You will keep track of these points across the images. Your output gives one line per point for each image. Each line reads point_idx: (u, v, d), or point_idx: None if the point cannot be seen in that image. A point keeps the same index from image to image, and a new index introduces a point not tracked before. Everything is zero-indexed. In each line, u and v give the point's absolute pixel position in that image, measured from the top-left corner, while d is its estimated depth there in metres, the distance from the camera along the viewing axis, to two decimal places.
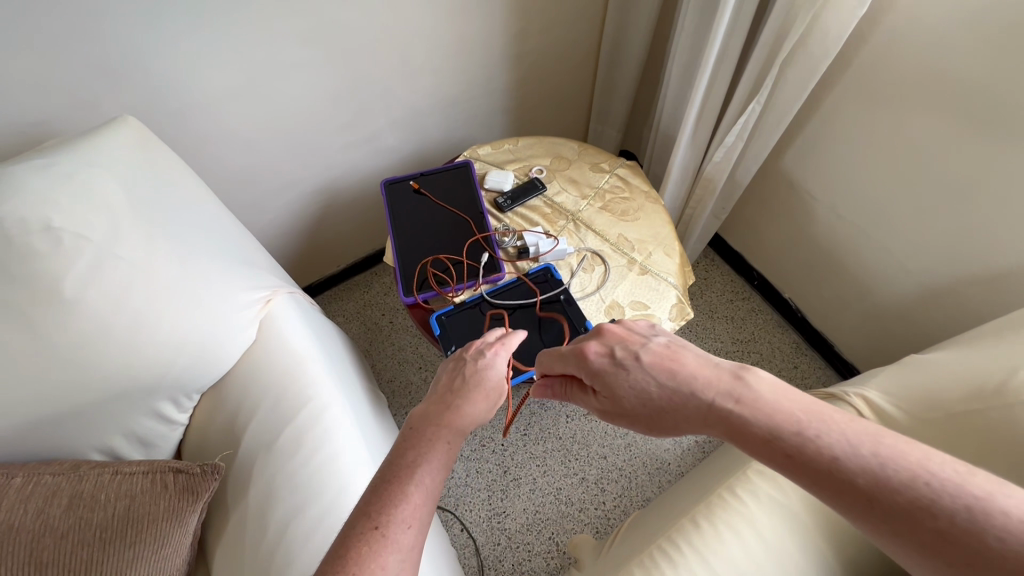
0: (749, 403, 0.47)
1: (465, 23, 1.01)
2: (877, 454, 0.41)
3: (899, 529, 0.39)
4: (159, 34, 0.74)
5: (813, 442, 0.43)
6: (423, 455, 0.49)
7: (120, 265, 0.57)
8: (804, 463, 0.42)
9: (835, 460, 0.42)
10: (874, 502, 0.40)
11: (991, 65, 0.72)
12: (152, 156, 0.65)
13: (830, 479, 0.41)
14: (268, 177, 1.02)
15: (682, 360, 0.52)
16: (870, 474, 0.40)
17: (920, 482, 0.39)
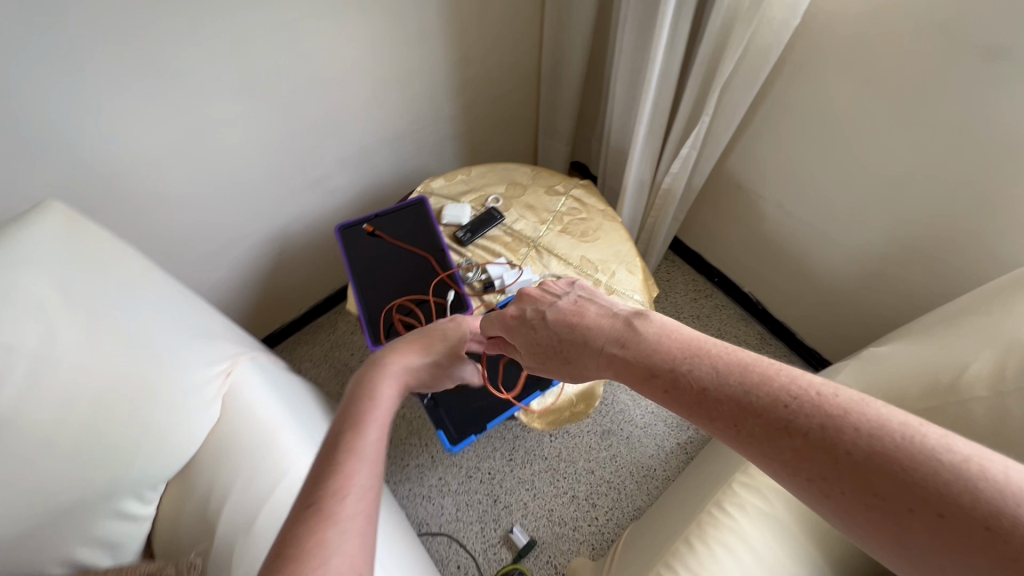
0: (636, 339, 0.48)
1: (403, 58, 1.00)
2: (759, 375, 0.39)
3: (787, 452, 0.35)
4: (78, 104, 0.70)
5: (687, 367, 0.43)
6: (382, 384, 0.51)
7: (60, 371, 0.53)
8: (678, 394, 0.42)
9: (711, 382, 0.41)
10: (754, 422, 0.37)
11: (911, 67, 0.77)
12: (83, 240, 0.60)
13: (711, 407, 0.40)
14: (214, 233, 0.98)
15: (585, 312, 0.56)
16: (746, 392, 0.38)
17: (807, 404, 0.36)
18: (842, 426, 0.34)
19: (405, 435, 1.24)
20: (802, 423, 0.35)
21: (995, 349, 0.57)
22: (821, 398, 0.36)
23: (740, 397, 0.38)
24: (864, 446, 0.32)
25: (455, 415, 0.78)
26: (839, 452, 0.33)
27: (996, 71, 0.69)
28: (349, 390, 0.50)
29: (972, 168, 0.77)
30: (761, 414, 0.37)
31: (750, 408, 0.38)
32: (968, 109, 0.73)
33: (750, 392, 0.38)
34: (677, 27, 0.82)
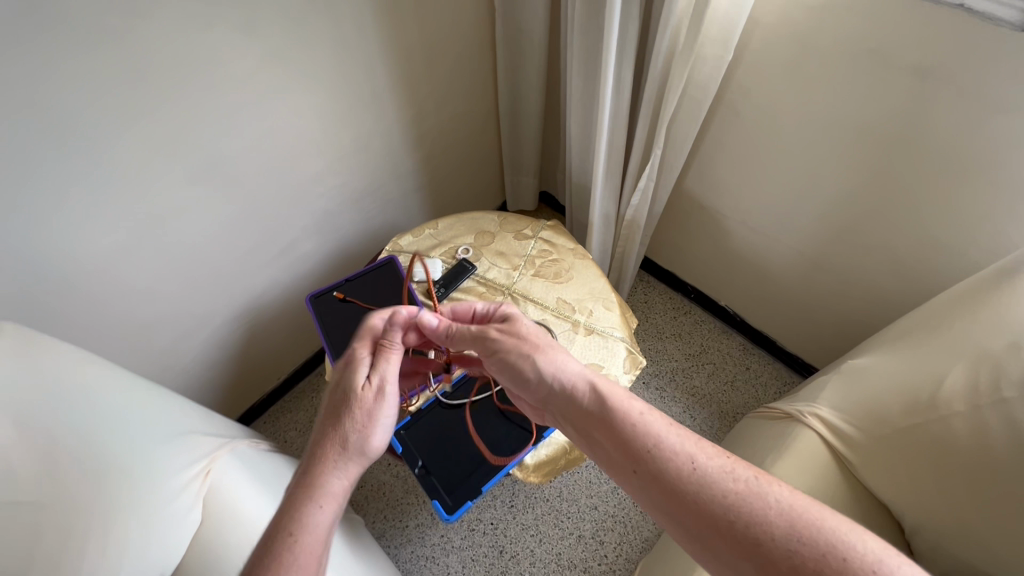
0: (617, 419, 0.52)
1: (358, 121, 1.00)
2: (728, 481, 0.45)
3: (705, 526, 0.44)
4: (19, 215, 0.68)
5: (661, 456, 0.48)
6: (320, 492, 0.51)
7: (23, 509, 0.50)
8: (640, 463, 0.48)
9: (683, 478, 0.46)
10: (715, 524, 0.43)
11: (846, 87, 0.80)
12: (35, 360, 0.58)
13: (660, 480, 0.47)
14: (180, 318, 0.95)
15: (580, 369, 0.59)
16: (709, 489, 0.45)
17: (767, 515, 0.42)
18: (795, 542, 0.40)
19: (400, 496, 1.20)
20: (762, 533, 0.41)
21: (966, 360, 0.59)
22: (779, 512, 0.42)
23: (708, 500, 0.44)
24: (808, 558, 0.40)
25: (448, 480, 0.76)
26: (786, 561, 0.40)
27: (923, 86, 0.72)
28: (283, 502, 0.51)
29: (916, 177, 0.80)
30: (725, 520, 0.43)
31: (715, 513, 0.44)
32: (904, 123, 0.77)
33: (718, 497, 0.44)
34: (622, 71, 0.84)
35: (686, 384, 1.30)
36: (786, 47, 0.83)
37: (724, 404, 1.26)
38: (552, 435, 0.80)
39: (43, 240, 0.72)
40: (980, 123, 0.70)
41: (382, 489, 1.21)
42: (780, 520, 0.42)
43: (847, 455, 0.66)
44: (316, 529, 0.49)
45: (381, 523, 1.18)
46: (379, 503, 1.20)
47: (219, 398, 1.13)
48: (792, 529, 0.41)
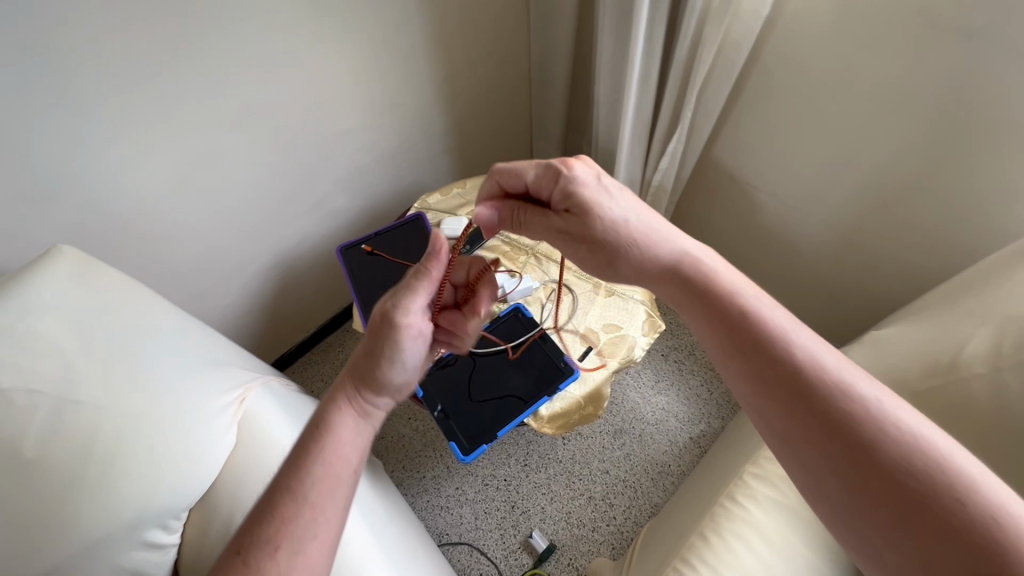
0: (756, 306, 0.49)
1: (391, 77, 1.02)
2: (846, 385, 0.42)
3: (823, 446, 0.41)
4: (76, 151, 0.73)
5: (790, 351, 0.45)
6: (343, 423, 0.50)
7: (80, 409, 0.55)
8: (779, 375, 0.45)
9: (795, 376, 0.44)
10: (822, 432, 0.41)
11: (888, 51, 0.78)
12: (92, 282, 0.62)
13: (787, 393, 0.44)
14: (217, 262, 1.00)
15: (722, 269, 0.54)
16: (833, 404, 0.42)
17: (880, 422, 0.40)
18: (893, 453, 0.39)
19: (419, 448, 1.25)
20: (875, 445, 0.39)
21: (993, 325, 0.58)
22: (903, 429, 0.40)
23: (824, 408, 0.42)
24: (915, 475, 0.38)
25: (465, 424, 0.80)
26: (892, 477, 0.38)
27: (971, 49, 0.70)
28: (307, 431, 0.49)
29: (956, 146, 0.78)
30: (843, 433, 0.40)
31: (827, 415, 0.41)
32: (948, 88, 0.74)
33: (839, 407, 0.41)
34: (654, 28, 0.83)
35: (704, 358, 1.30)
36: (828, 9, 0.81)
37: None
38: (568, 389, 0.82)
39: (96, 176, 0.77)
40: None
41: (401, 442, 1.26)
42: (896, 438, 0.39)
43: None
44: (338, 462, 0.47)
45: (399, 472, 1.23)
46: (397, 454, 1.25)
47: (251, 344, 1.18)
48: (907, 454, 0.38)
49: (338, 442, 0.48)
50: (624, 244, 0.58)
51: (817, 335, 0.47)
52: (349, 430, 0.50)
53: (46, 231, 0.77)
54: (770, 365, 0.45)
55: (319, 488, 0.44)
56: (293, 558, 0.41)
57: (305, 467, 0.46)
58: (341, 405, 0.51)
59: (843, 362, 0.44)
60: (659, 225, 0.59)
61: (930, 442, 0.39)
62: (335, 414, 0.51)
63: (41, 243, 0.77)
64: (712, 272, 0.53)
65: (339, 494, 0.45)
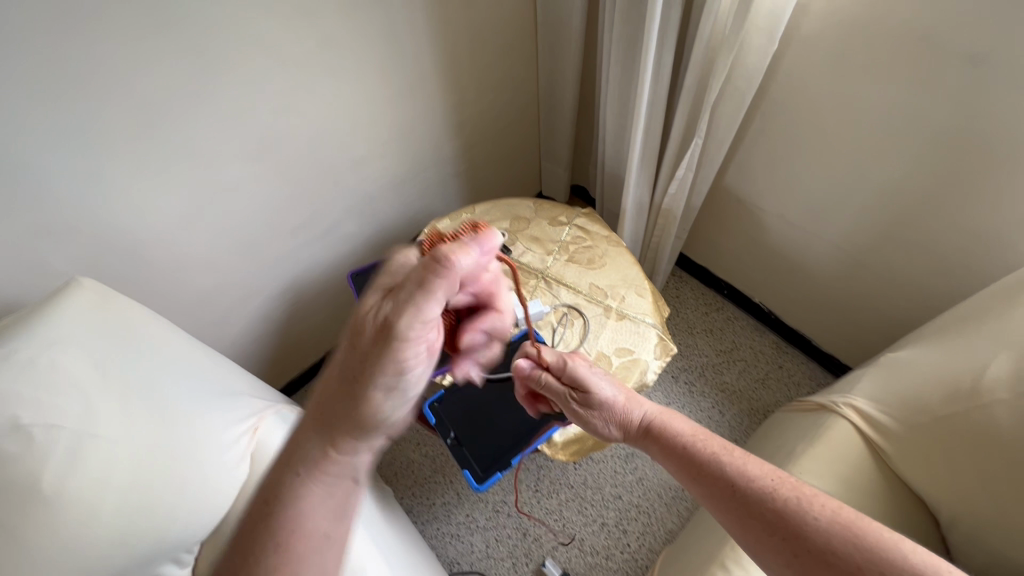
0: (708, 446, 0.57)
1: (401, 106, 1.04)
2: (762, 483, 0.51)
3: (776, 540, 0.48)
4: (100, 185, 0.75)
5: (717, 464, 0.54)
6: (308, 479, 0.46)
7: (96, 443, 0.54)
8: (717, 489, 0.53)
9: (724, 482, 0.53)
10: (763, 530, 0.49)
11: (893, 74, 0.79)
12: (111, 314, 0.62)
13: (731, 499, 0.52)
14: (233, 288, 1.01)
15: (641, 405, 0.65)
16: (767, 501, 0.50)
17: (810, 518, 0.47)
18: (782, 513, 0.48)
19: (428, 474, 1.24)
20: (805, 535, 0.47)
21: (1011, 350, 0.58)
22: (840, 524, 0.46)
23: (752, 509, 0.50)
24: (839, 551, 0.45)
25: (478, 452, 0.79)
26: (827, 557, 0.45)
27: (974, 73, 0.71)
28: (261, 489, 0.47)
29: (964, 168, 0.79)
30: (778, 527, 0.48)
31: (764, 514, 0.49)
32: (958, 112, 0.75)
33: (769, 503, 0.50)
34: (662, 58, 0.85)
35: (716, 379, 1.29)
36: (832, 39, 0.82)
37: (754, 401, 1.26)
38: None
39: (118, 209, 0.79)
40: None
41: (411, 467, 1.25)
42: (823, 523, 0.46)
43: (880, 443, 0.66)
44: (301, 525, 0.44)
45: (409, 499, 1.21)
46: (407, 480, 1.23)
47: (261, 370, 1.18)
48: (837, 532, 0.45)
49: (308, 522, 0.44)
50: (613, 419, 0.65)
51: (738, 448, 0.56)
52: (315, 494, 0.46)
53: (65, 262, 0.78)
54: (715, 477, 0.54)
55: (276, 568, 0.42)
56: None
57: (257, 545, 0.43)
58: (325, 445, 0.47)
59: (752, 459, 0.54)
60: (613, 384, 0.67)
61: (837, 511, 0.47)
62: (310, 478, 0.46)
63: (61, 273, 0.78)
64: (662, 417, 0.63)
65: (309, 571, 0.43)
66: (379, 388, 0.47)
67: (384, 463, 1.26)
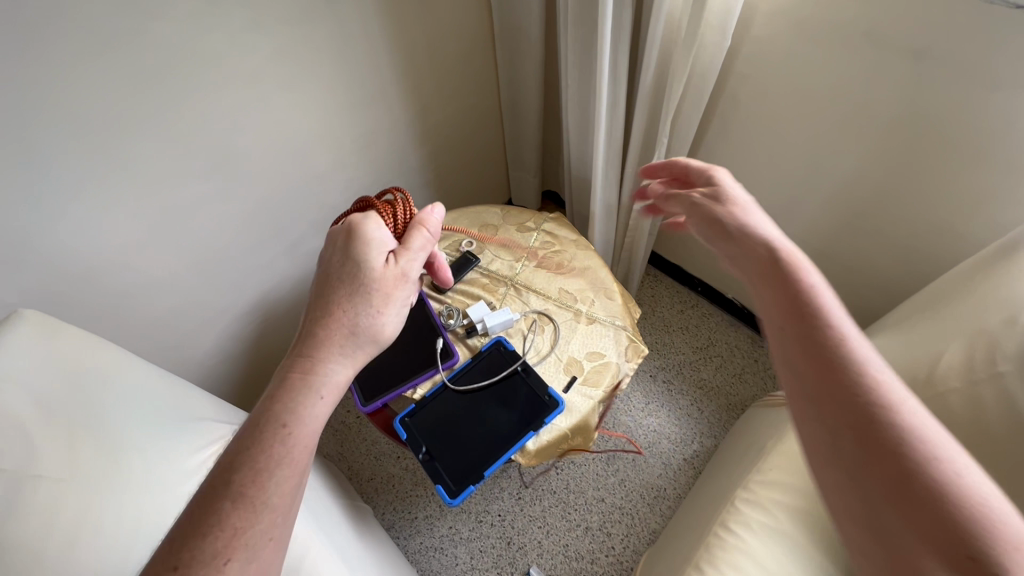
0: (820, 305, 0.45)
1: (362, 117, 1.03)
2: (862, 364, 0.42)
3: (845, 417, 0.40)
4: (46, 210, 0.72)
5: (828, 331, 0.44)
6: (313, 396, 0.50)
7: (41, 483, 0.51)
8: (809, 343, 0.44)
9: (817, 342, 0.43)
10: (829, 396, 0.41)
11: (845, 70, 0.80)
12: (55, 347, 0.60)
13: (814, 360, 0.43)
14: (196, 310, 0.99)
15: (773, 234, 0.52)
16: (855, 379, 0.41)
17: (898, 423, 0.39)
18: (875, 408, 0.40)
19: (409, 487, 1.22)
20: (875, 430, 0.39)
21: (963, 338, 0.59)
22: (930, 445, 0.38)
23: (839, 388, 0.41)
24: (913, 462, 0.38)
25: (451, 465, 0.78)
26: (889, 454, 0.38)
27: (920, 66, 0.72)
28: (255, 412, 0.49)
29: (916, 161, 0.80)
30: (867, 425, 0.39)
31: (843, 384, 0.41)
32: (908, 105, 0.76)
33: (854, 383, 0.41)
34: (618, 62, 0.85)
35: (693, 377, 1.30)
36: (782, 39, 0.84)
37: (732, 396, 1.27)
38: (554, 421, 0.81)
39: (68, 235, 0.76)
40: (976, 103, 0.70)
41: (391, 482, 1.23)
42: (905, 428, 0.39)
43: None
44: (302, 430, 0.48)
45: (390, 514, 1.20)
46: (388, 495, 1.22)
47: (232, 391, 1.16)
48: (927, 451, 0.38)
49: (308, 424, 0.49)
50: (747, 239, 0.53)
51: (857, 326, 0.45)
52: (319, 405, 0.50)
53: (12, 293, 0.75)
54: (809, 344, 0.44)
55: (286, 478, 0.45)
56: (243, 566, 0.41)
57: (265, 452, 0.46)
58: (330, 358, 0.53)
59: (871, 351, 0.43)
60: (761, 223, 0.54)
61: (924, 430, 0.39)
62: (310, 390, 0.50)
63: (8, 305, 0.75)
64: (802, 269, 0.48)
65: (298, 486, 0.47)
66: (387, 308, 0.56)
67: (363, 479, 1.24)
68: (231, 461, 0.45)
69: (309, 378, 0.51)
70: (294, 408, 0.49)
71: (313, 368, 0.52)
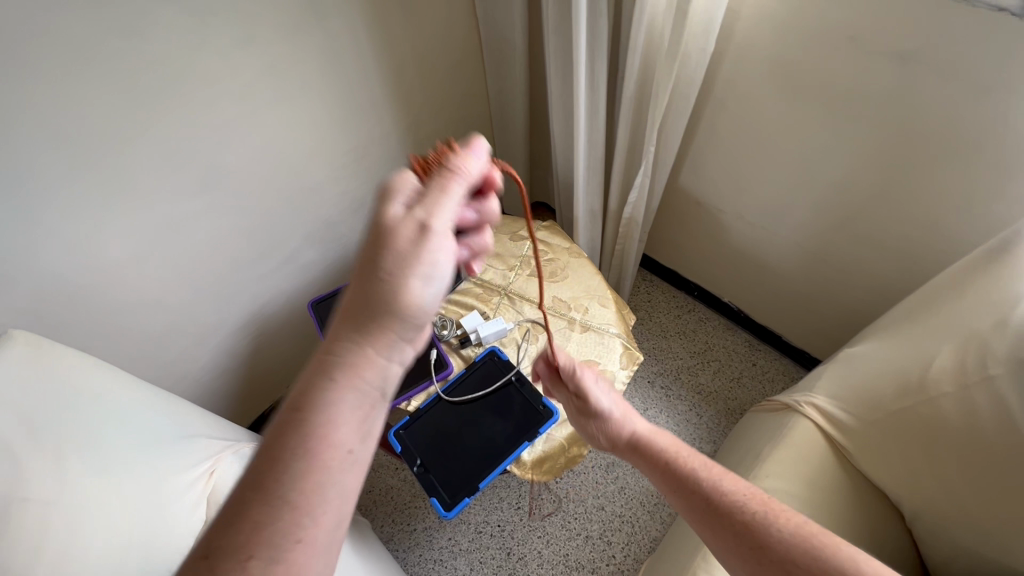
0: (663, 448, 0.62)
1: (352, 130, 1.03)
2: (715, 484, 0.55)
3: (728, 535, 0.51)
4: (35, 230, 0.73)
5: (689, 476, 0.57)
6: (333, 384, 0.42)
7: (29, 507, 0.51)
8: (677, 483, 0.58)
9: (687, 486, 0.56)
10: (707, 520, 0.53)
11: (829, 74, 0.80)
12: (43, 367, 0.60)
13: (691, 499, 0.55)
14: (190, 326, 0.99)
15: (638, 426, 0.66)
16: (717, 500, 0.53)
17: (748, 518, 0.51)
18: (739, 515, 0.51)
19: (408, 499, 1.21)
20: (744, 532, 0.50)
21: (955, 342, 0.59)
22: (782, 522, 0.49)
23: (713, 509, 0.53)
24: (778, 551, 0.47)
25: (446, 478, 0.78)
26: (755, 546, 0.48)
27: (903, 68, 0.73)
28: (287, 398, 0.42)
29: (907, 161, 0.80)
30: (734, 532, 0.50)
31: (715, 510, 0.53)
32: (895, 107, 0.76)
33: (722, 505, 0.53)
34: (599, 71, 0.86)
35: (691, 382, 1.30)
36: (766, 43, 0.84)
37: (731, 401, 1.26)
38: (550, 431, 0.81)
39: (57, 255, 0.76)
40: (962, 105, 0.70)
41: (389, 494, 1.22)
42: (764, 522, 0.50)
43: (842, 441, 0.66)
44: (329, 423, 0.41)
45: (389, 527, 1.19)
46: (386, 507, 1.21)
47: (228, 407, 1.16)
48: (788, 539, 0.47)
49: (329, 416, 0.41)
50: (608, 425, 0.68)
51: (713, 463, 0.58)
52: (343, 393, 0.42)
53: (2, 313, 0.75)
54: (682, 487, 0.57)
55: (301, 484, 0.39)
56: (264, 573, 0.36)
57: (286, 452, 0.39)
58: (356, 337, 0.44)
59: (720, 470, 0.57)
60: (614, 400, 0.69)
61: (765, 510, 0.51)
62: (332, 379, 0.42)
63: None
64: (649, 435, 0.64)
65: (324, 491, 0.39)
66: (417, 276, 0.44)
67: (362, 492, 1.23)
68: (257, 457, 0.40)
69: (337, 356, 0.43)
70: (320, 390, 0.42)
71: (343, 345, 0.44)
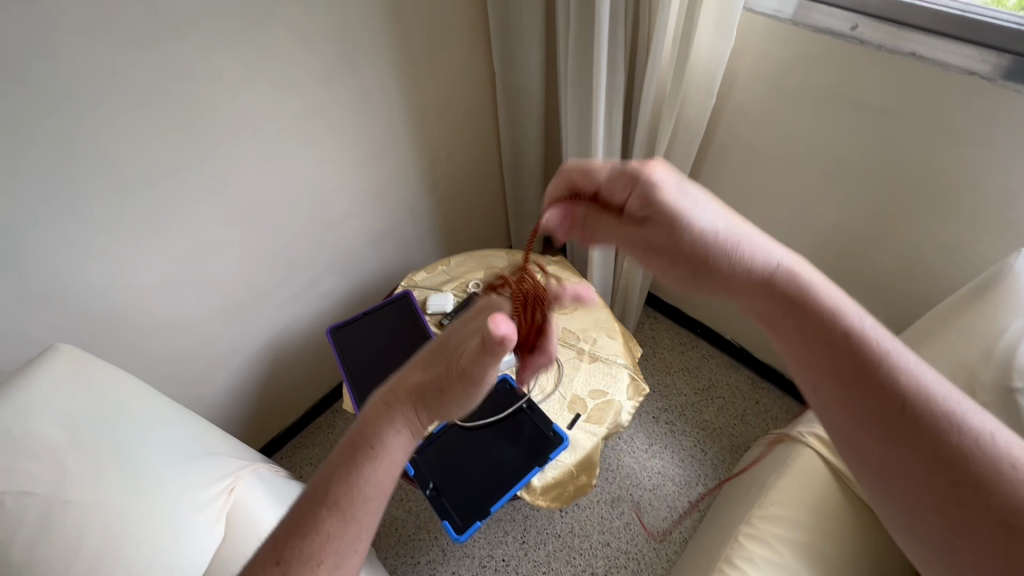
0: (820, 296, 0.49)
1: (376, 168, 1.10)
2: (855, 329, 0.47)
3: (849, 398, 0.45)
4: (84, 250, 0.78)
5: (822, 308, 0.48)
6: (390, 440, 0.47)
7: (69, 508, 0.54)
8: (811, 330, 0.48)
9: (847, 348, 0.46)
10: (851, 374, 0.45)
11: (822, 127, 0.87)
12: (88, 379, 0.64)
13: (833, 358, 0.46)
14: (212, 348, 1.02)
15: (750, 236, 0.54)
16: (849, 342, 0.46)
17: (902, 378, 0.43)
18: (884, 370, 0.44)
19: (412, 531, 1.21)
20: (888, 395, 0.43)
21: (945, 372, 0.62)
22: (930, 391, 0.43)
23: (843, 359, 0.46)
24: (929, 418, 0.41)
25: (458, 501, 0.79)
26: (894, 410, 0.42)
27: (889, 123, 0.79)
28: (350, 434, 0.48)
29: (896, 206, 0.85)
30: (868, 377, 0.44)
31: (847, 368, 0.45)
32: (882, 157, 0.83)
33: (866, 359, 0.45)
34: (612, 119, 0.93)
35: (696, 418, 1.32)
36: (763, 98, 0.91)
37: (734, 438, 1.28)
38: (559, 458, 0.83)
39: (98, 275, 0.81)
40: (943, 156, 0.76)
41: (393, 526, 1.22)
42: (905, 383, 0.43)
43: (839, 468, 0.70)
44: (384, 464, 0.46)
45: (393, 559, 1.18)
46: (390, 539, 1.20)
47: (238, 431, 1.17)
48: (945, 416, 0.41)
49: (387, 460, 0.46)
50: (717, 249, 0.54)
51: (865, 311, 0.49)
52: (395, 450, 0.47)
53: (43, 329, 0.79)
54: (820, 327, 0.48)
55: (361, 510, 0.44)
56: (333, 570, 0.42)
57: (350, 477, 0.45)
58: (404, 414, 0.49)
59: (873, 323, 0.47)
60: (716, 212, 0.56)
61: (919, 379, 0.43)
62: (388, 433, 0.48)
63: (41, 341, 0.80)
64: (795, 265, 0.52)
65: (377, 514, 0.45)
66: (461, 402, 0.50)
67: None
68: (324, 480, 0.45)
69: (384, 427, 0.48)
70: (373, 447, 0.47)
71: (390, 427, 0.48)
